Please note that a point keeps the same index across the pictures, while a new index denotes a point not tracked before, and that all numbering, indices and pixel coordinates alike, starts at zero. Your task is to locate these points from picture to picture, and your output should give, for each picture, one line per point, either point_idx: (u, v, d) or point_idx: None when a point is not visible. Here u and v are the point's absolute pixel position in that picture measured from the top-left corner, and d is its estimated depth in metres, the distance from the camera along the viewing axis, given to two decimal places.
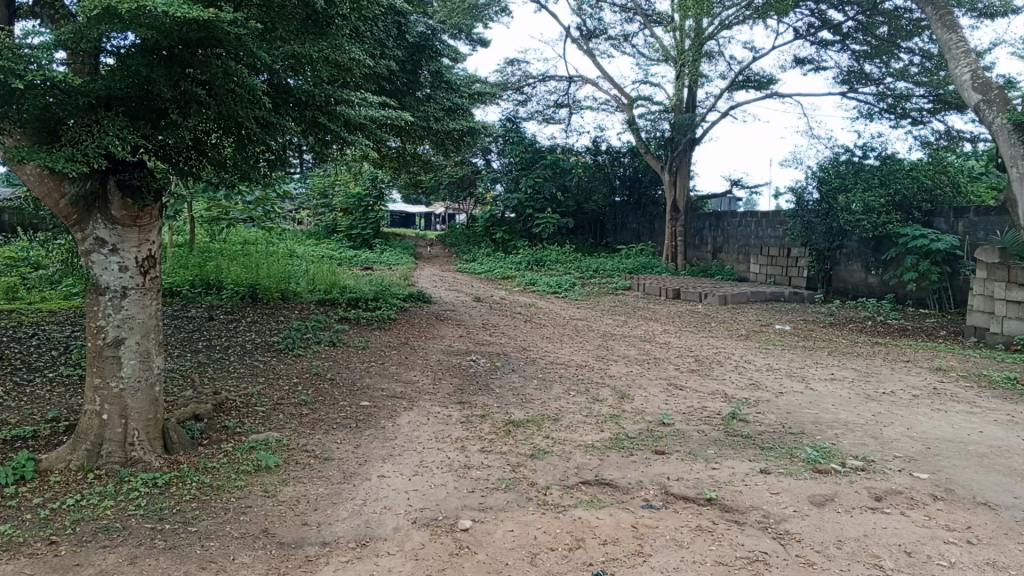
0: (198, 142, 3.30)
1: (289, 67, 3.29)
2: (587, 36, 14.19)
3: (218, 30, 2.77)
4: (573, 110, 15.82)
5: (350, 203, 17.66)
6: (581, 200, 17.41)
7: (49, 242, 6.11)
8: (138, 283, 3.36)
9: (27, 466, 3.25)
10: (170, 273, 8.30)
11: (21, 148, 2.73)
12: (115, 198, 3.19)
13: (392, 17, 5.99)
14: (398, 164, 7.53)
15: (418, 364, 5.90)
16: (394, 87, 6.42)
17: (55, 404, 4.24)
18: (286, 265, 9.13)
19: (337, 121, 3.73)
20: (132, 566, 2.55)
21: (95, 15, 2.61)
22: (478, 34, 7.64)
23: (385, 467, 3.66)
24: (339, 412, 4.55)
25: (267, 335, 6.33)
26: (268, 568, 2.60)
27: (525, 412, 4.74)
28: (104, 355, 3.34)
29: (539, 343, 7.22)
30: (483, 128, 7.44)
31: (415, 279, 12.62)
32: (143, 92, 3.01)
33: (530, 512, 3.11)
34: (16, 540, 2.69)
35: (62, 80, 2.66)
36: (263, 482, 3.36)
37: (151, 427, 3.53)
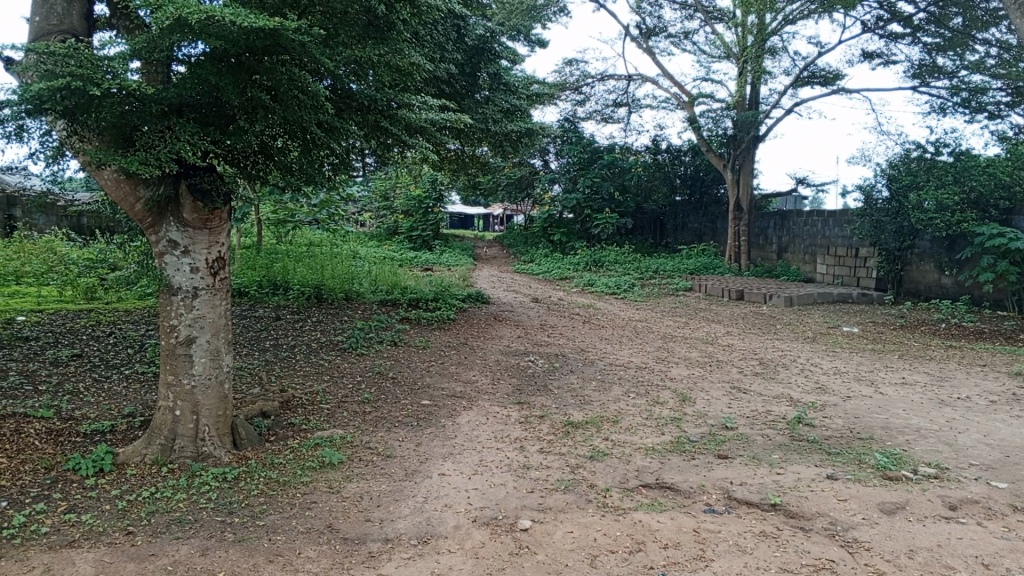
0: (265, 147, 3.39)
1: (351, 73, 3.37)
2: (647, 34, 14.07)
3: (283, 38, 2.84)
4: (633, 109, 15.71)
5: (410, 205, 17.92)
6: (640, 200, 17.26)
7: (126, 245, 6.38)
8: (208, 283, 3.48)
9: (106, 459, 3.40)
10: (239, 274, 8.55)
11: (100, 154, 2.87)
12: (186, 201, 3.31)
13: (452, 21, 6.06)
14: (457, 166, 7.59)
15: (477, 364, 5.95)
16: (453, 90, 6.50)
17: (131, 400, 4.42)
18: (349, 266, 9.31)
19: (398, 124, 3.78)
20: (204, 558, 2.64)
21: (167, 25, 2.71)
22: (537, 35, 7.65)
23: (446, 465, 3.70)
24: (401, 410, 4.62)
25: (331, 334, 6.48)
26: (332, 563, 2.65)
27: (584, 413, 4.72)
28: (177, 353, 3.47)
29: (598, 344, 7.18)
30: (541, 129, 7.45)
31: (473, 279, 12.72)
32: (213, 98, 3.10)
33: (590, 514, 3.10)
34: (96, 530, 2.81)
35: (136, 88, 2.78)
36: (328, 479, 3.43)
37: (220, 423, 3.64)
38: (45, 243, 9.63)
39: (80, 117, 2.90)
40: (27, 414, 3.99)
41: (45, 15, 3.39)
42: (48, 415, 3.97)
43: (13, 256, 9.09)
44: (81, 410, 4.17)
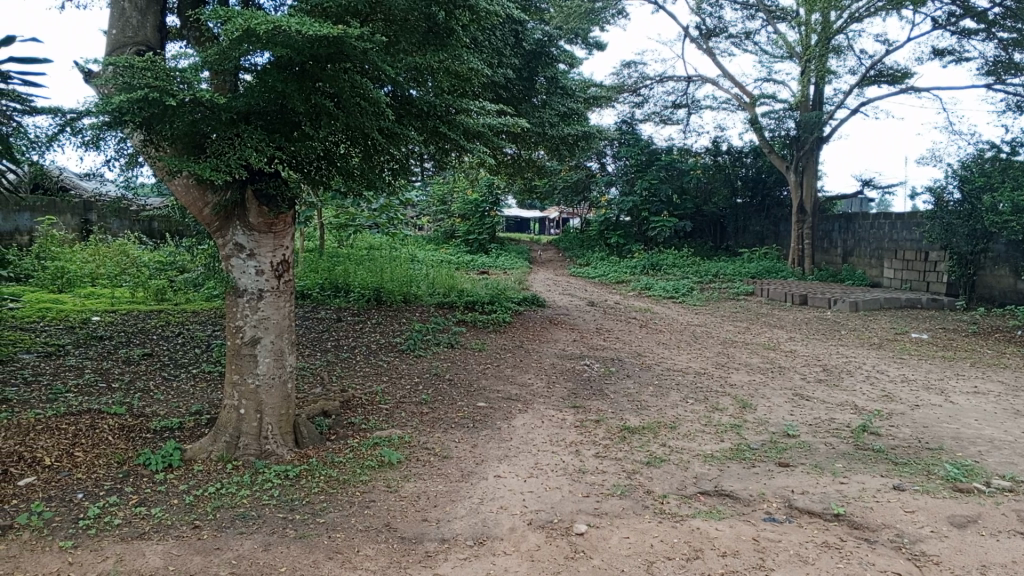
0: (328, 154, 3.45)
1: (411, 79, 3.43)
2: (707, 35, 13.87)
3: (346, 45, 2.89)
4: (692, 110, 15.50)
5: (467, 209, 18.05)
6: (700, 202, 17.02)
7: (194, 247, 6.59)
8: (273, 285, 3.57)
9: (174, 455, 3.52)
10: (302, 277, 8.75)
11: (173, 161, 2.98)
12: (252, 206, 3.41)
13: (510, 25, 6.11)
14: (514, 170, 7.62)
15: (533, 367, 5.96)
16: (510, 95, 6.53)
17: (198, 398, 4.57)
18: (407, 269, 9.43)
19: (456, 129, 3.81)
20: (267, 553, 2.71)
21: (236, 36, 2.79)
22: (594, 38, 7.63)
23: (501, 467, 3.72)
24: (457, 412, 4.66)
25: (389, 336, 6.57)
26: (390, 562, 2.68)
27: (640, 419, 4.67)
28: (242, 353, 3.58)
29: (655, 349, 7.10)
30: (598, 132, 7.41)
31: (529, 283, 12.72)
32: (279, 106, 3.18)
33: (646, 520, 3.07)
34: (165, 523, 2.92)
35: (207, 98, 2.88)
36: (386, 478, 3.48)
37: (283, 422, 3.73)
38: (118, 246, 10.03)
39: (154, 126, 3.02)
40: (101, 410, 4.17)
41: (121, 28, 3.54)
42: (120, 412, 4.14)
43: (89, 258, 9.49)
44: (151, 407, 4.33)
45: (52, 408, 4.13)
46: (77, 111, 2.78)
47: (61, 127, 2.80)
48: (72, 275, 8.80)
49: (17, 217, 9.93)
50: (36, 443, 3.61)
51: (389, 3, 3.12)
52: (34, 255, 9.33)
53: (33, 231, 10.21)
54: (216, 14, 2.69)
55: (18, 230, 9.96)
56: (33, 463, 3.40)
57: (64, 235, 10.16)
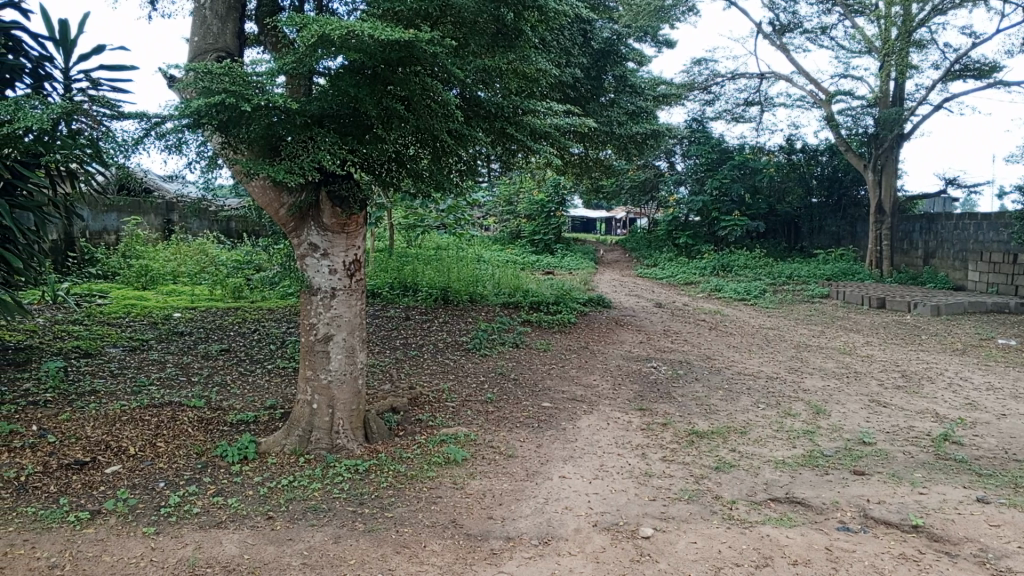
0: (398, 155, 3.50)
1: (479, 81, 3.46)
2: (780, 31, 13.53)
3: (417, 48, 2.93)
4: (765, 108, 15.14)
5: (533, 210, 18.08)
6: (773, 201, 16.60)
7: (271, 247, 6.81)
8: (345, 284, 3.66)
9: (250, 447, 3.64)
10: (373, 275, 8.92)
11: (251, 163, 3.09)
12: (326, 207, 3.50)
13: (578, 25, 6.12)
14: (581, 170, 7.59)
15: (598, 368, 5.93)
16: (578, 94, 6.52)
17: (273, 393, 4.72)
18: (474, 268, 9.51)
19: (524, 130, 3.80)
20: (337, 545, 2.77)
21: (311, 42, 2.87)
22: (665, 36, 7.54)
23: (566, 468, 3.72)
24: (522, 411, 4.67)
25: (456, 335, 6.64)
26: (455, 558, 2.72)
27: (709, 423, 4.59)
28: (315, 349, 3.68)
29: (724, 352, 6.97)
30: (668, 130, 7.32)
31: (595, 284, 12.66)
32: (351, 109, 3.25)
33: (714, 525, 3.02)
34: (241, 513, 3.02)
35: (283, 101, 2.98)
36: (453, 475, 3.53)
37: (353, 418, 3.82)
38: (198, 245, 10.43)
39: (232, 129, 3.13)
40: (182, 403, 4.35)
41: (203, 35, 3.69)
42: (199, 405, 4.31)
43: (171, 256, 9.90)
44: (229, 400, 4.49)
45: (137, 399, 4.33)
46: (161, 115, 2.89)
47: (147, 131, 2.93)
48: (156, 273, 9.20)
49: (105, 218, 10.44)
50: (122, 433, 3.80)
51: (459, 6, 3.16)
52: (121, 254, 9.80)
53: (120, 230, 10.71)
54: (293, 21, 2.77)
55: (106, 230, 10.48)
56: (119, 452, 3.58)
57: (148, 234, 10.63)
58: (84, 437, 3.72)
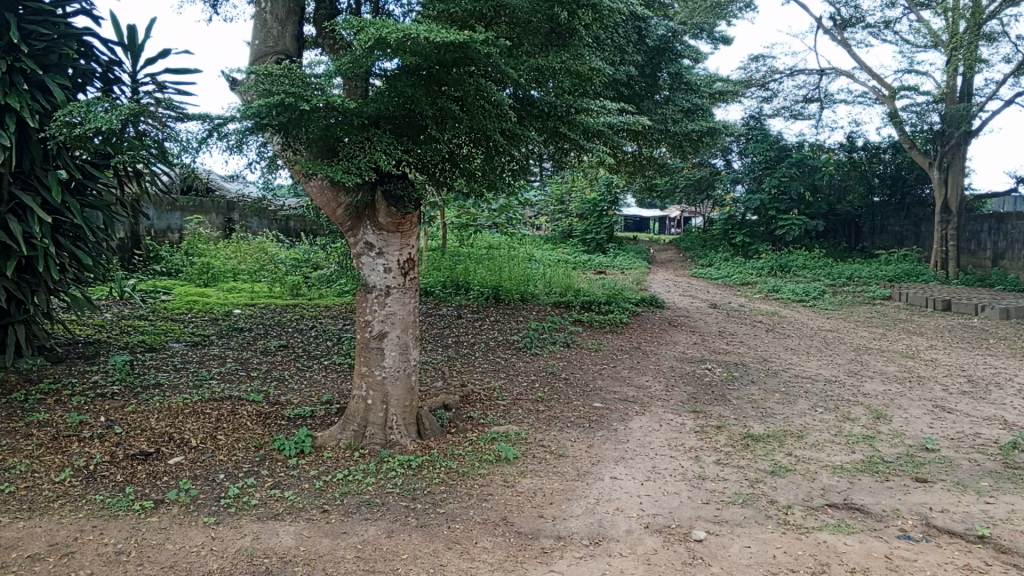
0: (451, 155, 3.51)
1: (532, 81, 3.47)
2: (841, 26, 13.18)
3: (471, 49, 2.95)
4: (825, 105, 14.77)
5: (586, 209, 18.00)
6: (832, 200, 16.19)
7: (329, 246, 6.95)
8: (399, 282, 3.70)
9: (306, 441, 3.72)
10: (426, 274, 9.01)
11: (309, 164, 3.16)
12: (382, 206, 3.55)
13: (633, 23, 6.09)
14: (635, 169, 7.54)
15: (650, 369, 5.87)
16: (632, 92, 6.47)
17: (329, 388, 4.81)
18: (526, 268, 9.53)
19: (577, 130, 3.78)
20: (390, 539, 2.82)
21: (369, 45, 2.91)
22: (721, 32, 7.42)
23: (618, 469, 3.70)
24: (573, 411, 4.67)
25: (507, 333, 6.66)
26: (506, 556, 2.73)
27: (765, 427, 4.51)
28: (370, 346, 3.74)
29: (782, 354, 6.83)
30: (725, 128, 7.19)
31: (647, 284, 12.55)
32: (406, 110, 3.29)
33: (769, 530, 2.97)
34: (297, 505, 3.09)
35: (340, 103, 3.03)
36: (504, 472, 3.54)
37: (407, 414, 3.87)
38: (258, 244, 10.69)
39: (292, 131, 3.20)
40: (241, 397, 4.47)
41: (263, 39, 3.79)
42: (258, 400, 4.42)
43: (231, 255, 10.17)
44: (286, 395, 4.60)
45: (198, 393, 4.46)
46: (223, 116, 2.97)
47: (209, 132, 3.01)
48: (217, 270, 9.46)
49: (169, 217, 10.78)
50: (185, 425, 3.93)
51: (513, 6, 3.18)
52: (184, 252, 10.11)
53: (183, 229, 11.05)
54: (350, 24, 2.81)
55: (170, 229, 10.83)
56: (182, 444, 3.70)
57: (209, 233, 10.94)
58: (148, 428, 3.85)
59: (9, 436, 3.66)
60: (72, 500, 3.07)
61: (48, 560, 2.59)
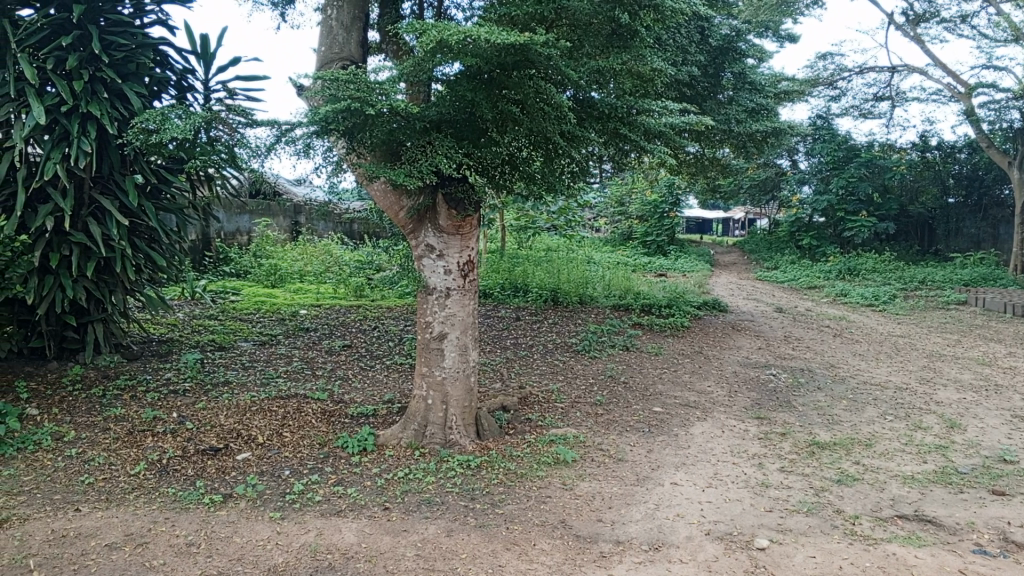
0: (511, 158, 3.54)
1: (593, 82, 3.46)
2: (915, 21, 12.74)
3: (532, 52, 2.95)
4: (896, 103, 14.29)
5: (646, 210, 17.79)
6: (904, 201, 15.66)
7: (391, 248, 7.07)
8: (459, 284, 3.74)
9: (368, 440, 3.80)
10: (485, 276, 9.07)
11: (373, 168, 3.23)
12: (442, 209, 3.59)
13: (696, 23, 6.01)
14: (697, 170, 7.43)
15: (713, 374, 5.79)
16: (694, 92, 6.39)
17: (391, 388, 4.90)
18: (585, 270, 9.50)
19: (638, 131, 3.73)
20: (449, 538, 2.85)
21: (431, 48, 2.95)
22: (787, 30, 7.25)
23: (679, 475, 3.65)
24: (632, 415, 4.63)
25: (566, 336, 6.65)
26: (565, 559, 2.73)
27: (831, 434, 4.38)
28: (431, 347, 3.78)
29: (850, 360, 6.64)
30: (790, 128, 7.02)
31: (710, 287, 12.36)
32: (467, 114, 3.33)
33: (835, 540, 2.89)
34: (359, 502, 3.15)
35: (404, 107, 3.08)
36: (562, 475, 3.54)
37: (466, 414, 3.90)
38: (323, 246, 10.94)
39: (357, 135, 3.27)
40: (306, 396, 4.58)
41: (329, 46, 3.88)
42: (323, 398, 4.52)
43: (297, 257, 10.42)
44: (349, 394, 4.69)
45: (265, 391, 4.59)
46: (291, 122, 3.05)
47: (278, 138, 3.09)
48: (284, 272, 9.71)
49: (239, 219, 11.12)
50: (252, 422, 4.05)
51: (573, 8, 3.19)
52: (253, 254, 10.41)
53: (251, 232, 11.38)
54: (413, 28, 2.86)
55: (239, 231, 11.18)
56: (249, 441, 3.81)
57: (277, 236, 11.25)
58: (218, 425, 3.98)
59: (88, 429, 3.84)
60: (146, 492, 3.20)
61: (124, 550, 2.71)
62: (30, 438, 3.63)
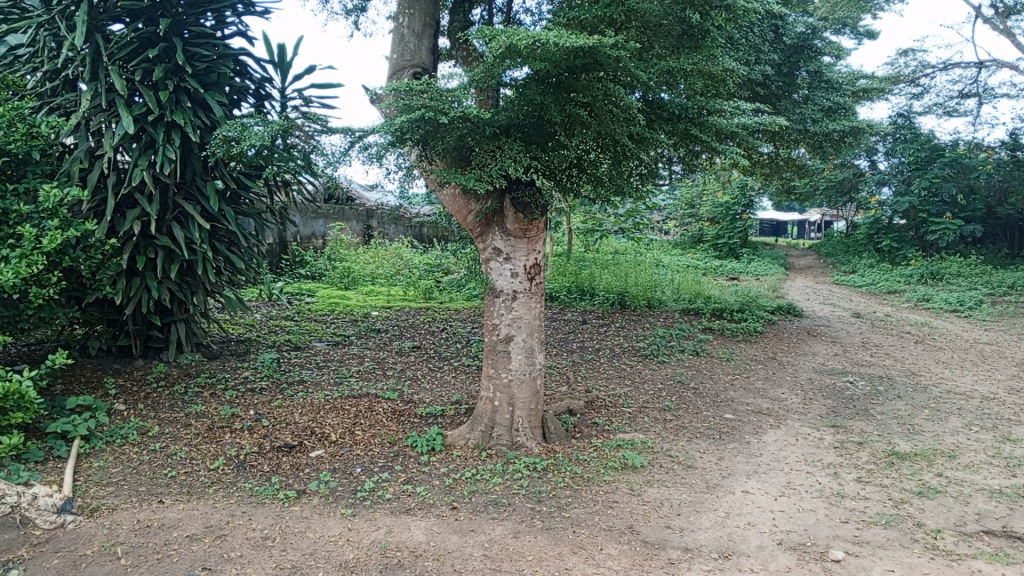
0: (579, 160, 3.54)
1: (663, 83, 3.42)
2: (1004, 14, 12.14)
3: (601, 55, 2.94)
4: (984, 99, 13.64)
5: (717, 213, 17.47)
6: (993, 202, 14.92)
7: (460, 251, 7.16)
8: (526, 287, 3.75)
9: (436, 440, 3.86)
10: (551, 279, 9.09)
11: (444, 174, 3.28)
12: (510, 213, 3.62)
13: (769, 21, 5.89)
14: (771, 171, 7.26)
15: (786, 381, 5.64)
16: (767, 92, 6.26)
17: (459, 389, 4.96)
18: (653, 274, 9.41)
19: (709, 131, 3.66)
20: (516, 539, 2.87)
21: (501, 54, 2.97)
22: (865, 26, 7.03)
23: (750, 483, 3.58)
24: (702, 421, 4.56)
25: (633, 340, 6.60)
26: (633, 564, 2.71)
27: (912, 445, 4.21)
28: (497, 349, 3.81)
29: (932, 368, 6.37)
30: (869, 127, 6.79)
31: (784, 291, 12.05)
32: (536, 118, 3.35)
33: (916, 554, 2.78)
34: (428, 501, 3.20)
35: (474, 113, 3.11)
36: (629, 480, 3.52)
37: (532, 417, 3.91)
38: (394, 250, 11.15)
39: (429, 142, 3.33)
40: (377, 395, 4.68)
41: (401, 53, 3.96)
42: (393, 398, 4.61)
43: (369, 260, 10.66)
44: (419, 394, 4.77)
45: (338, 390, 4.72)
46: (364, 129, 3.13)
47: (351, 145, 3.17)
48: (356, 274, 9.94)
49: (314, 224, 11.45)
50: (325, 421, 4.16)
51: (643, 10, 3.17)
52: (327, 257, 10.70)
53: (325, 235, 11.69)
54: (483, 34, 2.89)
55: (314, 235, 11.51)
56: (322, 438, 3.92)
57: (350, 239, 11.53)
58: (292, 422, 4.11)
59: (171, 425, 4.01)
60: (225, 486, 3.33)
61: (204, 541, 2.82)
62: (118, 432, 3.82)
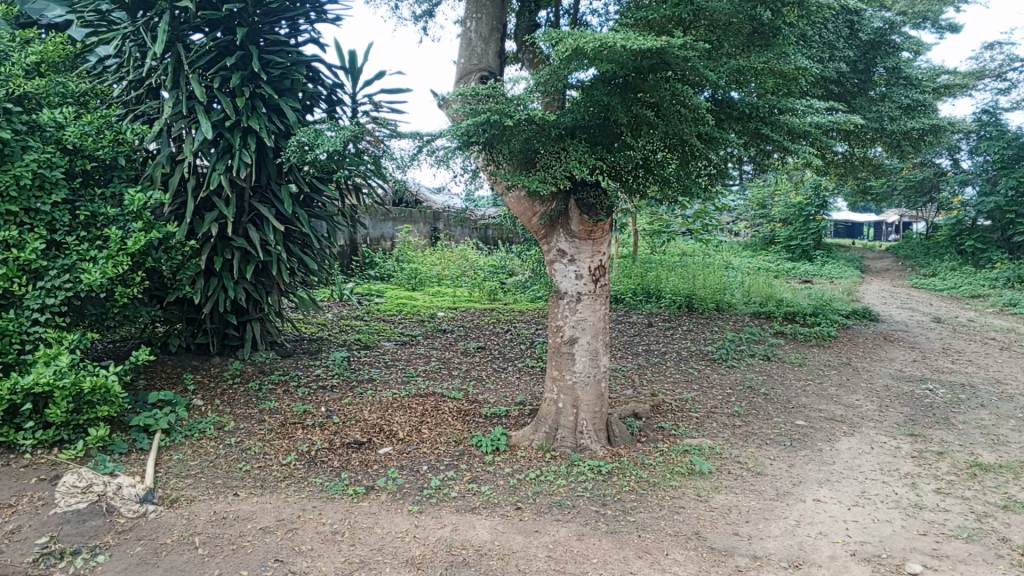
0: (646, 161, 3.51)
1: (733, 82, 3.36)
2: None
3: (669, 55, 2.90)
4: None
5: (789, 214, 17.04)
6: None
7: (525, 253, 7.19)
8: (590, 289, 3.74)
9: (501, 440, 3.89)
10: (617, 281, 9.04)
11: (509, 176, 3.30)
12: (574, 214, 3.62)
13: (844, 17, 5.73)
14: (845, 171, 7.07)
15: (861, 387, 5.46)
16: (842, 90, 6.09)
17: (523, 389, 4.99)
18: (721, 276, 9.24)
19: (781, 130, 3.56)
20: (580, 542, 2.86)
21: (568, 56, 2.97)
22: (947, 19, 6.76)
23: (821, 492, 3.49)
24: (772, 427, 4.46)
25: (701, 343, 6.51)
26: (699, 569, 2.68)
27: (996, 456, 4.02)
28: (562, 350, 3.81)
29: (1019, 375, 6.06)
30: (950, 124, 6.53)
31: (859, 294, 11.67)
32: (602, 118, 3.35)
33: (999, 571, 2.66)
34: (492, 500, 3.23)
35: (540, 116, 3.13)
36: (696, 486, 3.47)
37: (597, 419, 3.89)
38: (460, 252, 11.28)
39: (495, 145, 3.35)
40: (443, 395, 4.74)
41: (469, 57, 4.01)
42: (458, 398, 4.66)
43: (436, 262, 10.81)
44: (484, 395, 4.81)
45: (405, 389, 4.80)
46: (432, 133, 3.18)
47: (420, 149, 3.23)
48: (423, 276, 10.09)
49: (383, 226, 11.69)
50: (393, 418, 4.24)
51: (712, 8, 3.13)
52: (395, 259, 10.90)
53: (394, 237, 11.94)
54: (550, 37, 2.90)
55: (383, 237, 11.76)
56: (391, 436, 3.99)
57: (417, 241, 11.72)
58: (361, 419, 4.21)
59: (246, 420, 4.16)
60: (296, 481, 3.43)
61: (276, 533, 2.91)
62: (196, 427, 3.97)
